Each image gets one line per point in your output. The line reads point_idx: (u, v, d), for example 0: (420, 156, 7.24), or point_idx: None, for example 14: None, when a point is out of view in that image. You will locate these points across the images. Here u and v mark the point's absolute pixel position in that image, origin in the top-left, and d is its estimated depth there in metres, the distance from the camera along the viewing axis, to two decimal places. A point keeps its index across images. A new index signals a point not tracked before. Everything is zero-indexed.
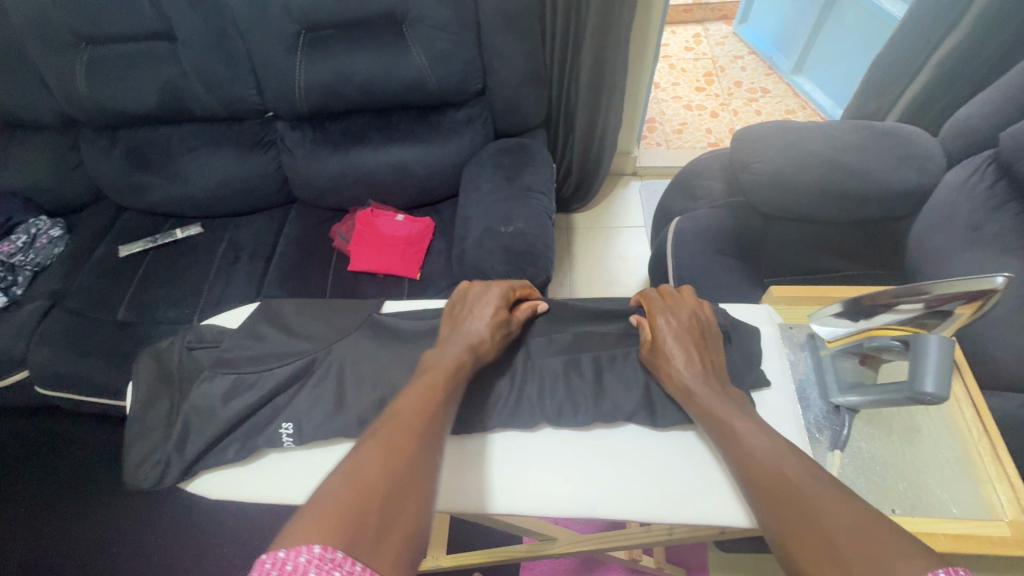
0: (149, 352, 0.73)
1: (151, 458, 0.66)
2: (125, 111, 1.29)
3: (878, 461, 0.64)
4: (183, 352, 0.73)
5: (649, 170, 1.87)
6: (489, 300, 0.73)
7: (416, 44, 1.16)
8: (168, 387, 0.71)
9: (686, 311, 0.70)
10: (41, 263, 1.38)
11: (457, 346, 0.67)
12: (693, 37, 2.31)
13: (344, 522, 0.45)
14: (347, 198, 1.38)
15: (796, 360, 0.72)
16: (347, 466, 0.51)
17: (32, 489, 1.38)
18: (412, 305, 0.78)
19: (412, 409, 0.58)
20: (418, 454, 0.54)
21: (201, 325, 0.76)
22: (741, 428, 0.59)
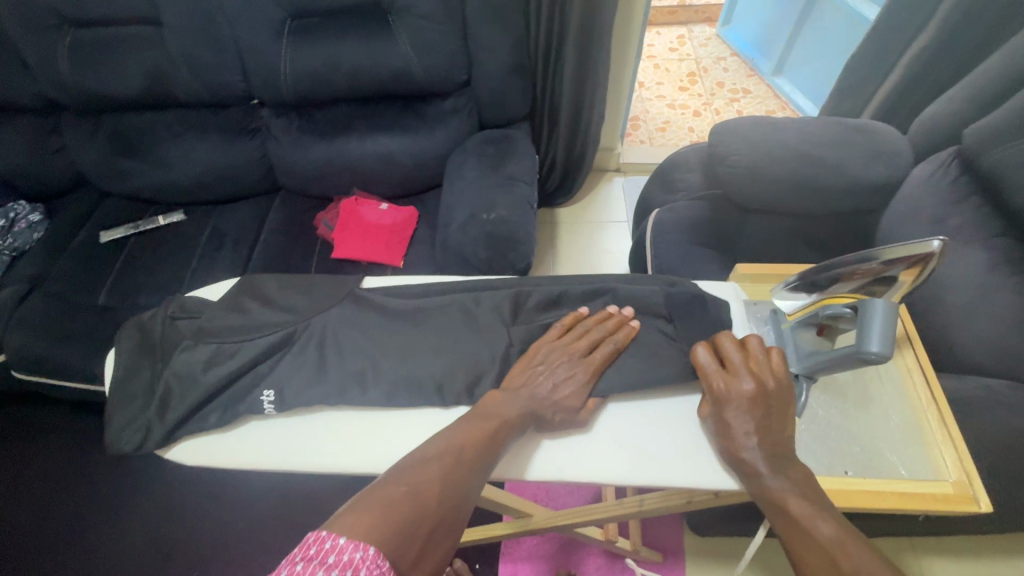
0: (132, 322, 0.74)
1: (134, 424, 0.67)
2: (109, 95, 1.29)
3: (833, 427, 0.67)
4: (167, 322, 0.73)
5: (632, 167, 1.91)
6: (571, 375, 0.67)
7: (403, 34, 1.18)
8: (149, 356, 0.72)
9: (753, 382, 0.62)
10: (19, 248, 1.38)
11: (522, 408, 0.64)
12: (678, 38, 2.36)
13: (395, 531, 0.48)
14: (331, 186, 1.39)
15: (760, 334, 0.74)
16: (408, 477, 0.54)
17: (6, 477, 1.36)
18: (392, 281, 0.79)
19: (471, 440, 0.59)
20: (467, 485, 0.56)
21: (183, 297, 0.76)
22: (796, 509, 0.56)
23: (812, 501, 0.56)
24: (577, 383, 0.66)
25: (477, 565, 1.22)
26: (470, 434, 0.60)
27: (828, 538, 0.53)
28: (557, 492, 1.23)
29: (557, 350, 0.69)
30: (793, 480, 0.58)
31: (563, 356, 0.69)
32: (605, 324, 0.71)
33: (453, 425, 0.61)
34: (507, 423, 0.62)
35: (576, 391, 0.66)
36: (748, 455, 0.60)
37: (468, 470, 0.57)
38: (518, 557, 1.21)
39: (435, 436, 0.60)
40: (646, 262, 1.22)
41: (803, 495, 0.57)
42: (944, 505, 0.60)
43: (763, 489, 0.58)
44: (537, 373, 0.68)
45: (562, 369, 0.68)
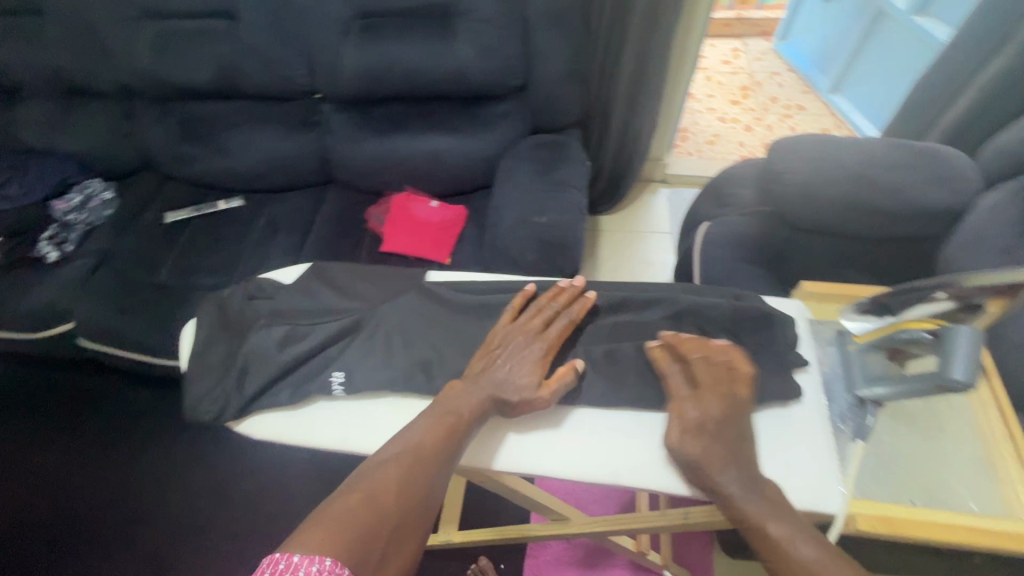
0: (211, 300, 0.77)
1: (210, 396, 0.70)
2: (183, 84, 1.35)
3: (900, 455, 0.65)
4: (244, 301, 0.76)
5: (678, 179, 1.90)
6: (530, 355, 0.68)
7: (466, 36, 1.20)
8: (225, 333, 0.75)
9: (722, 403, 0.62)
10: (92, 223, 1.44)
11: (482, 396, 0.65)
12: (731, 52, 2.34)
13: (349, 538, 0.50)
14: (382, 181, 1.42)
15: (822, 354, 0.72)
16: (364, 483, 0.56)
17: (66, 440, 1.47)
18: (453, 276, 0.81)
19: (428, 437, 0.60)
20: (429, 481, 0.58)
21: (257, 279, 0.80)
22: (776, 531, 0.54)
23: (791, 520, 0.54)
24: (535, 362, 0.67)
25: (502, 565, 1.23)
26: (431, 431, 0.61)
27: (808, 561, 0.52)
28: (586, 500, 1.22)
29: (512, 332, 0.70)
30: (765, 500, 0.56)
31: (519, 336, 0.70)
32: (558, 301, 0.73)
33: (417, 423, 0.63)
34: (467, 415, 0.63)
35: (534, 370, 0.67)
36: (723, 480, 0.57)
37: (428, 469, 0.58)
38: (544, 562, 1.22)
39: (399, 435, 0.62)
40: (693, 275, 1.21)
41: (778, 514, 0.55)
42: (1016, 544, 0.58)
43: (738, 516, 0.56)
44: (496, 358, 0.68)
45: (520, 350, 0.69)
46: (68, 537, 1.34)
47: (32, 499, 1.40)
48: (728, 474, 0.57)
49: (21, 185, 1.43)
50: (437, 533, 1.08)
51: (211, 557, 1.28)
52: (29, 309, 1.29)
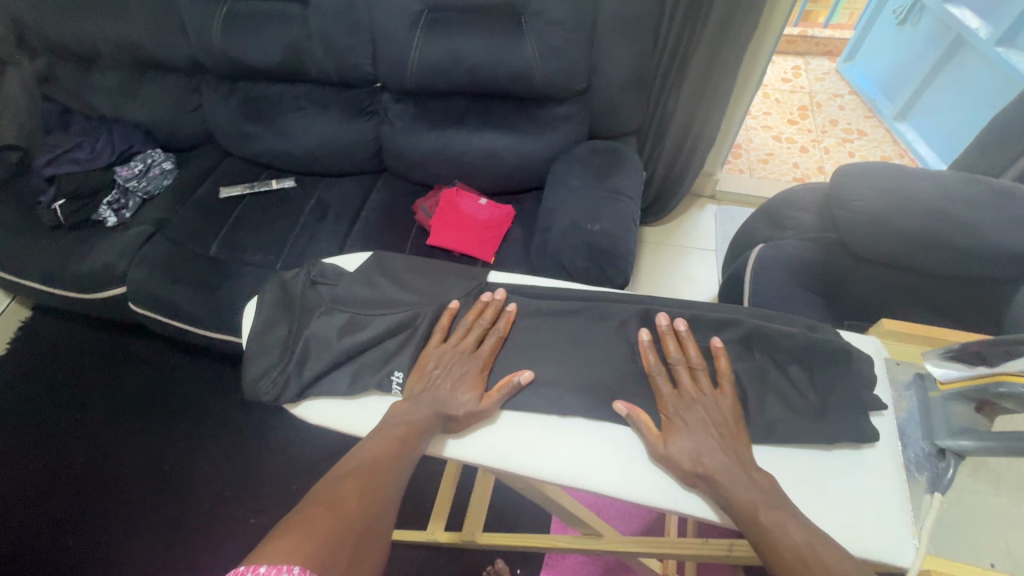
0: (275, 280, 0.78)
1: (270, 375, 0.71)
2: (250, 64, 1.38)
3: (983, 514, 0.62)
4: (307, 285, 0.78)
5: (727, 196, 1.86)
6: (465, 373, 0.69)
7: (533, 36, 1.19)
8: (286, 315, 0.76)
9: (703, 405, 0.65)
10: (150, 192, 1.49)
11: (424, 412, 0.65)
12: (792, 69, 2.30)
13: (316, 547, 0.49)
14: (434, 175, 1.42)
15: (899, 397, 0.70)
16: (323, 498, 0.55)
17: (106, 399, 1.53)
18: (514, 278, 0.81)
19: (383, 448, 0.61)
20: (387, 492, 0.59)
21: (319, 264, 0.80)
22: (765, 517, 0.56)
23: (779, 506, 0.57)
24: (471, 378, 0.69)
25: (518, 570, 1.22)
26: (384, 442, 0.62)
27: (800, 547, 0.54)
28: (610, 514, 1.21)
29: (447, 350, 0.71)
30: (758, 491, 0.58)
31: (454, 355, 0.71)
32: (483, 316, 0.74)
33: (370, 437, 0.63)
34: (417, 427, 0.64)
35: (472, 386, 0.68)
36: (720, 475, 0.59)
37: (385, 479, 0.59)
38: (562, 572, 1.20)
39: (354, 450, 0.62)
40: (743, 297, 1.18)
41: (771, 503, 0.57)
42: None
43: (730, 505, 0.58)
44: (433, 378, 0.69)
45: (456, 368, 0.70)
46: (101, 493, 1.38)
47: (71, 452, 1.45)
48: (728, 472, 0.59)
49: (88, 149, 1.43)
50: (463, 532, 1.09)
51: (237, 529, 1.32)
52: (87, 271, 1.34)
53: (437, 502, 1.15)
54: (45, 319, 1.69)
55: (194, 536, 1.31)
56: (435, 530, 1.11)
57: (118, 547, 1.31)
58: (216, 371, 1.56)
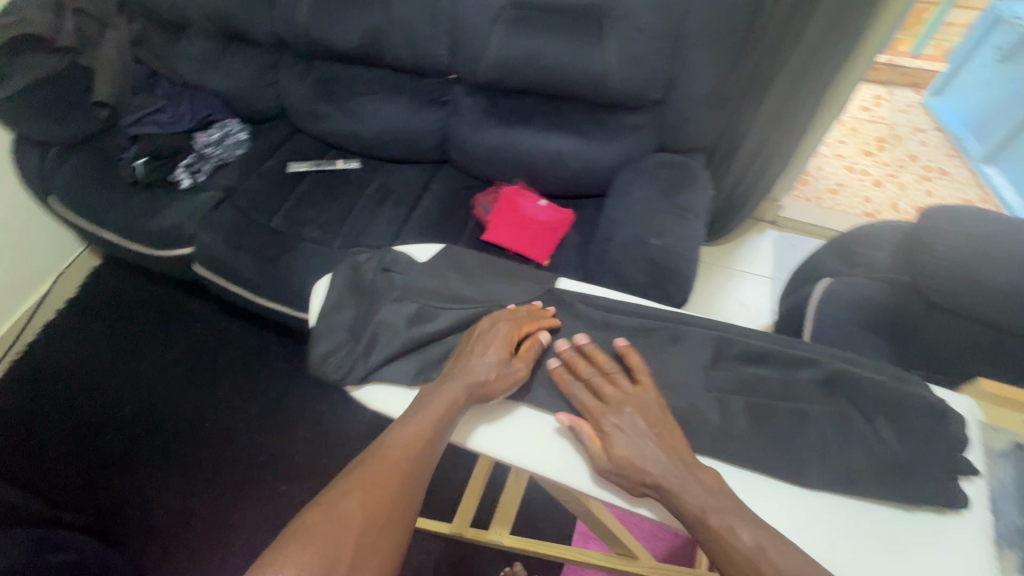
0: (348, 263, 0.80)
1: (336, 355, 0.72)
2: (330, 45, 1.41)
3: None
4: (377, 272, 0.80)
5: (790, 223, 1.79)
6: (496, 337, 0.71)
7: (614, 41, 1.17)
8: (354, 298, 0.77)
9: (632, 407, 0.67)
10: (223, 159, 1.53)
11: (454, 386, 0.67)
12: (872, 98, 2.19)
13: (316, 553, 0.56)
14: (495, 171, 1.42)
15: (993, 465, 0.68)
16: (338, 495, 0.62)
17: (158, 351, 1.60)
18: (586, 288, 0.81)
19: (399, 446, 0.65)
20: (399, 490, 0.63)
21: (392, 250, 0.83)
22: (715, 523, 0.58)
23: (731, 508, 0.59)
24: (503, 343, 0.71)
25: None
26: (403, 438, 0.65)
27: (749, 550, 0.56)
28: (634, 530, 1.19)
29: (490, 333, 0.72)
30: (706, 493, 0.60)
31: (488, 325, 0.73)
32: (521, 309, 0.77)
33: (394, 429, 0.67)
34: (438, 418, 0.66)
35: (504, 349, 0.70)
36: (668, 481, 0.61)
37: (397, 478, 0.63)
38: None
39: (377, 442, 0.66)
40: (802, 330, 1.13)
41: (718, 507, 0.59)
42: None
43: (681, 509, 0.60)
44: (466, 350, 0.71)
45: (488, 337, 0.72)
46: (147, 439, 1.45)
47: (123, 398, 1.52)
48: (675, 475, 0.61)
49: (171, 113, 1.52)
50: (489, 531, 1.11)
51: (267, 495, 1.36)
52: (159, 229, 1.40)
53: (465, 498, 1.16)
54: (112, 269, 1.79)
55: (230, 495, 1.36)
56: (461, 525, 1.12)
57: (159, 494, 1.37)
58: (262, 338, 1.60)
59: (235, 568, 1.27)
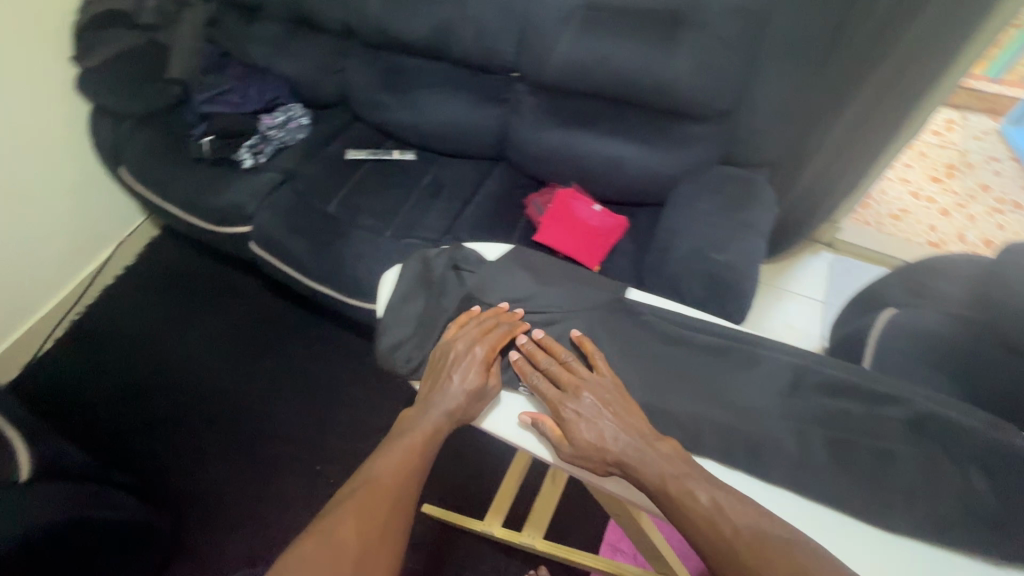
0: (419, 255, 0.88)
1: (405, 347, 0.82)
2: (399, 36, 1.43)
3: None
4: (449, 268, 0.88)
5: (847, 247, 1.73)
6: (472, 361, 0.76)
7: (688, 49, 1.14)
8: (424, 290, 0.86)
9: (589, 392, 0.73)
10: (285, 142, 1.57)
11: (434, 419, 0.74)
12: (945, 122, 2.08)
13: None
14: (551, 172, 1.41)
15: None
16: (329, 524, 0.65)
17: (206, 324, 1.65)
18: (654, 300, 0.86)
19: (390, 470, 0.70)
20: (392, 510, 0.67)
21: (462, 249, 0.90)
22: (674, 490, 0.64)
23: (686, 472, 0.66)
24: (479, 364, 0.76)
25: None
26: (393, 463, 0.71)
27: (705, 511, 0.62)
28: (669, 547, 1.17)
29: (469, 356, 0.76)
30: (665, 462, 0.67)
31: (462, 344, 0.78)
32: (489, 316, 0.82)
33: (383, 456, 0.72)
34: (425, 441, 0.73)
35: (480, 373, 0.75)
36: (628, 459, 0.68)
37: (391, 495, 0.69)
38: None
39: (364, 471, 0.71)
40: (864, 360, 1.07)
41: (677, 474, 0.65)
42: None
43: (643, 481, 0.66)
44: (443, 373, 0.77)
45: (463, 360, 0.76)
46: (179, 413, 1.49)
47: (170, 365, 1.58)
48: (636, 451, 0.68)
49: (241, 94, 1.55)
50: (521, 532, 1.14)
51: (302, 474, 1.39)
52: (220, 206, 1.45)
53: (498, 496, 1.18)
54: (169, 240, 1.85)
55: (265, 469, 1.40)
56: (493, 523, 1.14)
57: (197, 462, 1.42)
58: (307, 320, 1.63)
59: (269, 540, 1.31)
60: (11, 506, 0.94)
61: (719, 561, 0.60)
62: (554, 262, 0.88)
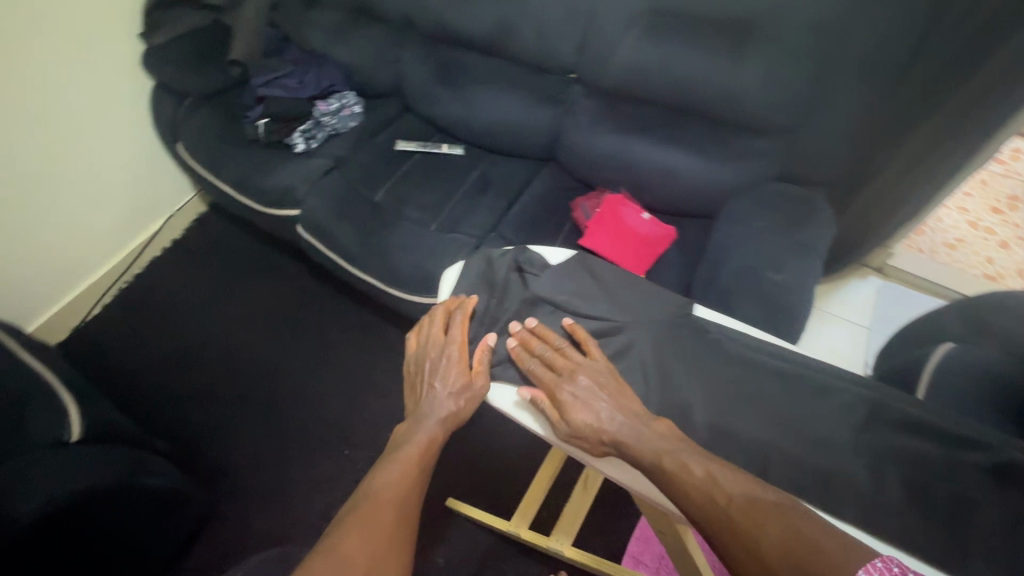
0: (481, 255, 0.92)
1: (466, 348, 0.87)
2: (459, 31, 1.43)
3: None
4: (511, 271, 0.90)
5: (897, 273, 1.67)
6: (445, 364, 0.81)
7: (755, 60, 1.12)
8: (488, 290, 0.90)
9: (584, 374, 0.76)
10: (337, 129, 1.59)
11: (427, 426, 0.79)
12: (1009, 152, 1.99)
13: None
14: (601, 177, 1.39)
15: None
16: (334, 541, 0.67)
17: (246, 302, 1.69)
18: (720, 318, 0.84)
19: (391, 482, 0.74)
20: (397, 519, 0.70)
21: (525, 250, 0.92)
22: (668, 462, 0.66)
23: (678, 450, 0.67)
24: (451, 363, 0.81)
25: None
26: (393, 475, 0.74)
27: (698, 480, 0.64)
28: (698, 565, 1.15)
29: (442, 359, 0.82)
30: (660, 441, 0.68)
31: (431, 351, 0.83)
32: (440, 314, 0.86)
33: (383, 470, 0.75)
34: (421, 448, 0.77)
35: (458, 372, 0.80)
36: (623, 438, 0.70)
37: (393, 504, 0.71)
38: None
39: (364, 487, 0.74)
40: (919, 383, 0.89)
41: (672, 449, 0.67)
42: None
43: (638, 460, 0.68)
44: (425, 385, 0.82)
45: (436, 367, 0.82)
46: (213, 389, 1.53)
47: (211, 339, 1.62)
48: (633, 432, 0.70)
49: (298, 79, 1.57)
50: (550, 537, 1.13)
51: (332, 457, 1.41)
52: (271, 188, 1.47)
53: (527, 497, 1.18)
54: (217, 218, 1.89)
55: (297, 449, 1.42)
56: (521, 524, 1.14)
57: (232, 435, 1.45)
58: (346, 306, 1.66)
59: (297, 517, 1.33)
60: (57, 465, 0.98)
61: (718, 531, 0.60)
62: (615, 270, 0.89)
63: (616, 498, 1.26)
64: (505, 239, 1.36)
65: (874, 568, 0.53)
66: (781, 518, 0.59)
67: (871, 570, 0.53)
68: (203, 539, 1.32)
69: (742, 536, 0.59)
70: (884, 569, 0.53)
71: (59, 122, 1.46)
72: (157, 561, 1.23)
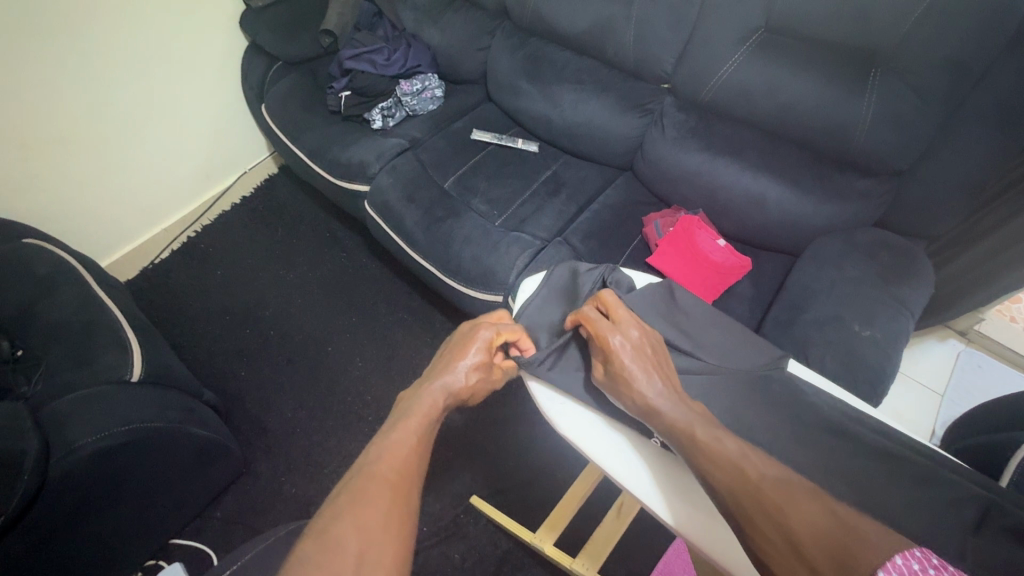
0: (567, 267, 0.95)
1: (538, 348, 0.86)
2: (555, 26, 1.40)
3: None
4: (594, 285, 0.91)
5: (984, 342, 1.54)
6: (476, 343, 0.82)
7: (877, 95, 1.03)
8: (567, 303, 0.92)
9: (635, 331, 0.76)
10: (415, 110, 1.58)
11: (435, 394, 0.77)
12: None
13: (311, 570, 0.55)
14: (680, 195, 1.33)
15: None
16: (327, 519, 0.61)
17: (305, 268, 1.72)
18: (809, 375, 0.81)
19: (393, 458, 0.68)
20: (401, 501, 0.64)
21: (614, 270, 0.93)
22: (701, 435, 0.64)
23: (713, 426, 0.65)
24: (482, 345, 0.81)
25: None
26: (397, 451, 0.69)
27: (732, 454, 0.61)
28: None
29: (476, 337, 0.82)
30: (698, 416, 0.66)
31: (472, 326, 0.85)
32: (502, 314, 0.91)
33: (385, 443, 0.70)
34: (422, 414, 0.75)
35: (483, 355, 0.81)
36: (662, 401, 0.68)
37: (393, 480, 0.65)
38: None
39: (364, 460, 0.68)
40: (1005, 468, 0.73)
41: (706, 424, 0.65)
42: None
43: (672, 427, 0.66)
44: (451, 353, 0.83)
45: (466, 343, 0.82)
46: (263, 349, 1.57)
47: (266, 299, 1.66)
48: (670, 402, 0.68)
49: (386, 55, 1.54)
50: (573, 558, 1.09)
51: (367, 435, 1.42)
52: (345, 160, 1.48)
53: (554, 513, 1.15)
54: (287, 182, 1.93)
55: (334, 420, 1.44)
56: (545, 540, 1.11)
57: (275, 397, 1.49)
58: (398, 287, 1.67)
59: (325, 487, 1.35)
60: (101, 409, 0.99)
61: (745, 505, 0.57)
62: (702, 308, 0.86)
63: (643, 528, 1.23)
64: (571, 245, 1.32)
65: (911, 557, 0.49)
66: (814, 502, 0.55)
67: (909, 558, 0.48)
68: (235, 492, 1.36)
69: (770, 512, 0.55)
70: (923, 560, 0.48)
71: (158, 69, 1.52)
72: (190, 508, 1.27)
